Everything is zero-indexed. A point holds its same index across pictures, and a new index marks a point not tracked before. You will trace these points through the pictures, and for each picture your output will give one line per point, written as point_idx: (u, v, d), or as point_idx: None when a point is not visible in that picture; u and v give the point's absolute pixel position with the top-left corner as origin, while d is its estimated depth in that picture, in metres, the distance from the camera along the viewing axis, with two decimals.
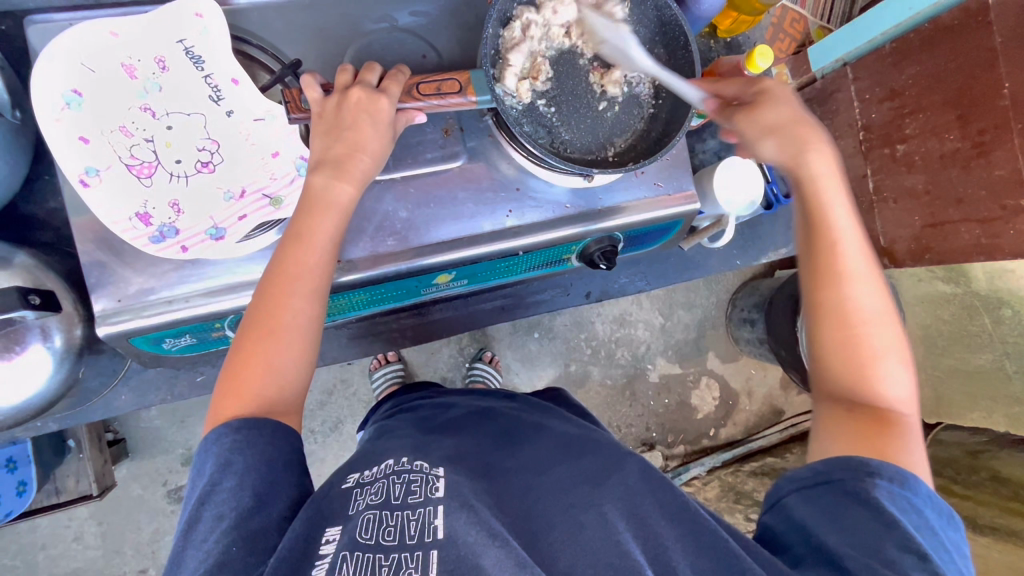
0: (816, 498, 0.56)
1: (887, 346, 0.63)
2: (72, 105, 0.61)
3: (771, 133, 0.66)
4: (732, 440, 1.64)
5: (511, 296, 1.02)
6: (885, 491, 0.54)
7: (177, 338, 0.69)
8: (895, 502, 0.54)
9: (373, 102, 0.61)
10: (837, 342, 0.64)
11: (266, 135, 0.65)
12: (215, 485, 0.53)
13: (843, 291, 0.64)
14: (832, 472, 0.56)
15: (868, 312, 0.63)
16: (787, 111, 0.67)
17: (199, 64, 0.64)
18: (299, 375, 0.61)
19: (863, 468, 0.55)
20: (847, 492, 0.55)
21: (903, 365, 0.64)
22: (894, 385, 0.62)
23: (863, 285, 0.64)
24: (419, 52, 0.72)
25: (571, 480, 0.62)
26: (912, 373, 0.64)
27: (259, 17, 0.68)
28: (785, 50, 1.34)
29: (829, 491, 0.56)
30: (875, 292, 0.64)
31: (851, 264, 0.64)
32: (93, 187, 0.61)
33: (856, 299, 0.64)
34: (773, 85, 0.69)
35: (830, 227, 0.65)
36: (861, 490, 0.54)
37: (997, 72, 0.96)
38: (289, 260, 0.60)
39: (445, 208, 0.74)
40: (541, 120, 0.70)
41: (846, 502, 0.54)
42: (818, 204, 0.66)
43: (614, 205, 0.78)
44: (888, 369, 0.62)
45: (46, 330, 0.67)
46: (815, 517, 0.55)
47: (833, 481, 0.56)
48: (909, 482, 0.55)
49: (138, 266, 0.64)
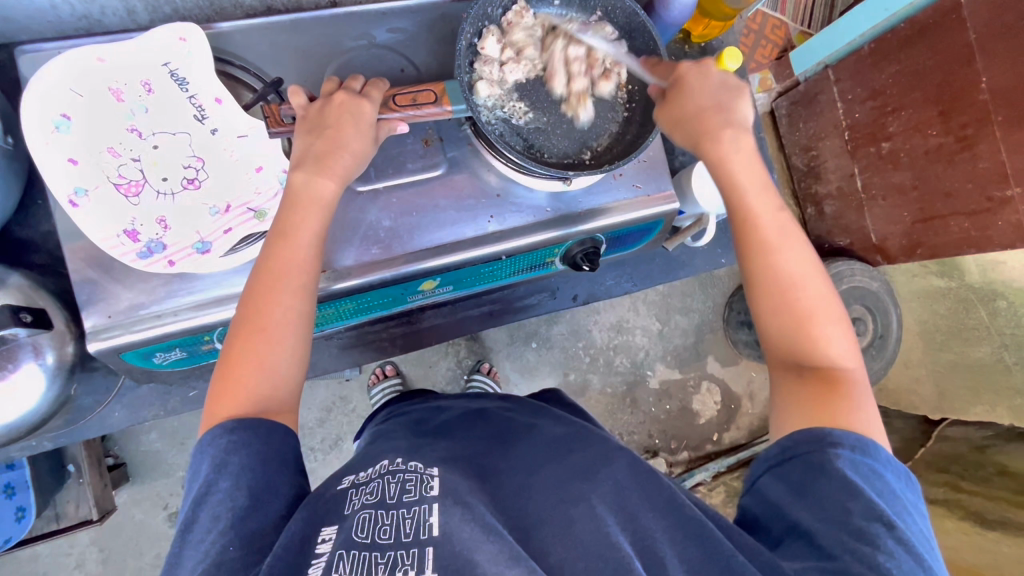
0: (788, 475, 0.57)
1: (820, 306, 0.64)
2: (62, 129, 0.63)
3: (680, 121, 0.69)
4: (737, 443, 1.63)
5: (499, 301, 1.02)
6: (850, 463, 0.55)
7: (168, 352, 0.70)
8: (858, 470, 0.54)
9: (356, 105, 0.64)
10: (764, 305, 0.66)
11: (250, 152, 0.67)
12: (211, 485, 0.54)
13: (772, 261, 0.65)
14: (798, 446, 0.57)
15: (796, 277, 0.65)
16: (697, 97, 0.68)
17: (183, 86, 0.66)
18: (292, 371, 0.62)
19: (827, 443, 0.56)
20: (812, 465, 0.55)
21: (841, 322, 0.65)
22: (835, 345, 0.63)
23: (786, 248, 0.66)
24: (398, 66, 0.75)
25: (561, 476, 0.62)
26: (850, 325, 0.65)
27: (242, 40, 0.71)
28: (768, 56, 1.44)
29: (795, 465, 0.56)
30: (800, 254, 0.66)
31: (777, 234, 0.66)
32: (82, 207, 0.63)
33: (784, 270, 0.65)
34: (688, 70, 0.69)
35: (750, 209, 0.67)
36: (826, 461, 0.55)
37: (973, 68, 0.99)
38: (278, 255, 0.62)
39: (428, 216, 0.76)
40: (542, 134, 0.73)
41: (813, 471, 0.55)
42: (727, 167, 0.68)
43: (596, 208, 0.80)
44: (829, 331, 0.63)
45: (38, 348, 0.68)
46: (790, 494, 0.56)
47: (800, 456, 0.56)
48: (870, 449, 0.56)
49: (128, 282, 0.65)
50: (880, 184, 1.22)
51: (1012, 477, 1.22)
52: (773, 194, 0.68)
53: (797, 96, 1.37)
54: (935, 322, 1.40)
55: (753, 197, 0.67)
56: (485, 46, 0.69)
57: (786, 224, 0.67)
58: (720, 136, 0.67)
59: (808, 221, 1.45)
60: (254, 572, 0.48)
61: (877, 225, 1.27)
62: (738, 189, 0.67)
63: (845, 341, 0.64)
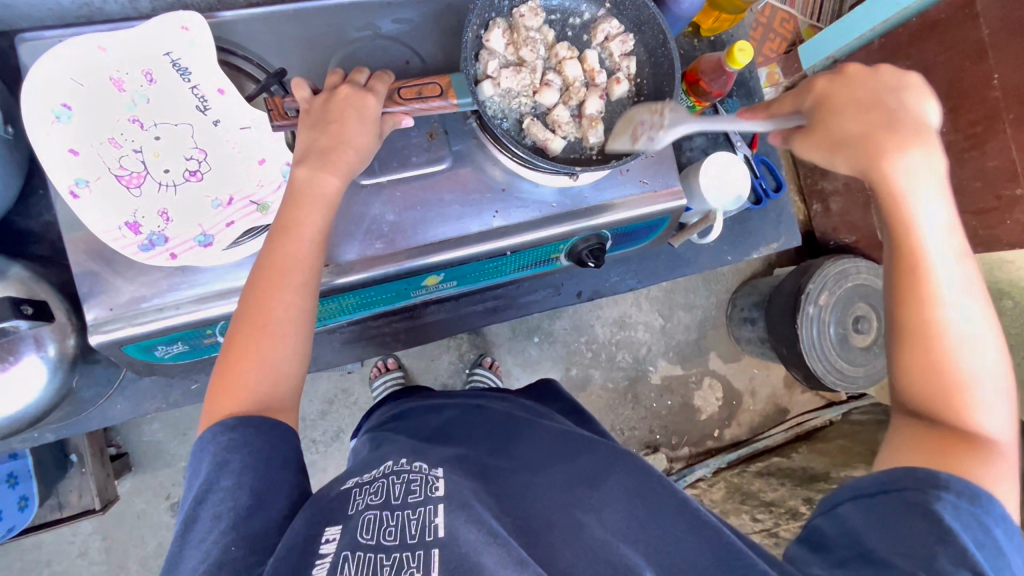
0: (880, 506, 0.52)
1: (979, 373, 0.55)
2: (63, 119, 0.62)
3: (841, 144, 0.60)
4: (737, 440, 1.63)
5: (502, 297, 1.02)
6: (950, 506, 0.50)
7: (170, 345, 0.69)
8: (959, 518, 0.50)
9: (360, 98, 0.63)
10: (906, 359, 0.57)
11: (253, 143, 0.66)
12: (213, 484, 0.53)
13: (931, 308, 0.56)
14: (899, 481, 0.52)
15: (957, 332, 0.55)
16: (855, 121, 0.59)
17: (186, 75, 0.65)
18: (293, 368, 0.61)
19: (928, 479, 0.51)
20: (906, 502, 0.51)
21: (1000, 392, 0.56)
22: (990, 413, 0.55)
23: (955, 297, 0.56)
24: (403, 58, 0.74)
25: (565, 479, 0.62)
26: (1011, 397, 0.56)
27: (245, 29, 0.70)
28: (776, 50, 1.42)
29: (889, 500, 0.52)
30: (965, 313, 0.56)
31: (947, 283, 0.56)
32: (83, 199, 0.62)
33: (942, 319, 0.56)
34: (831, 86, 0.62)
35: (917, 247, 0.57)
36: (922, 500, 0.51)
37: (985, 64, 0.97)
38: (281, 253, 0.61)
39: (433, 211, 0.75)
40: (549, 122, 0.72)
41: (907, 509, 0.51)
42: (901, 204, 0.57)
43: (601, 204, 0.79)
44: (983, 399, 0.55)
45: (39, 340, 0.68)
46: (869, 523, 0.52)
47: (898, 490, 0.52)
48: (983, 501, 0.51)
49: (129, 274, 0.64)
50: None
51: None
52: (952, 232, 0.57)
53: None
54: None
55: (928, 233, 0.57)
56: (490, 38, 0.68)
57: (962, 272, 0.56)
58: (895, 162, 0.57)
59: (814, 219, 1.44)
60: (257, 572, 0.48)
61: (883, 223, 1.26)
62: (907, 225, 0.57)
63: (1001, 412, 0.55)
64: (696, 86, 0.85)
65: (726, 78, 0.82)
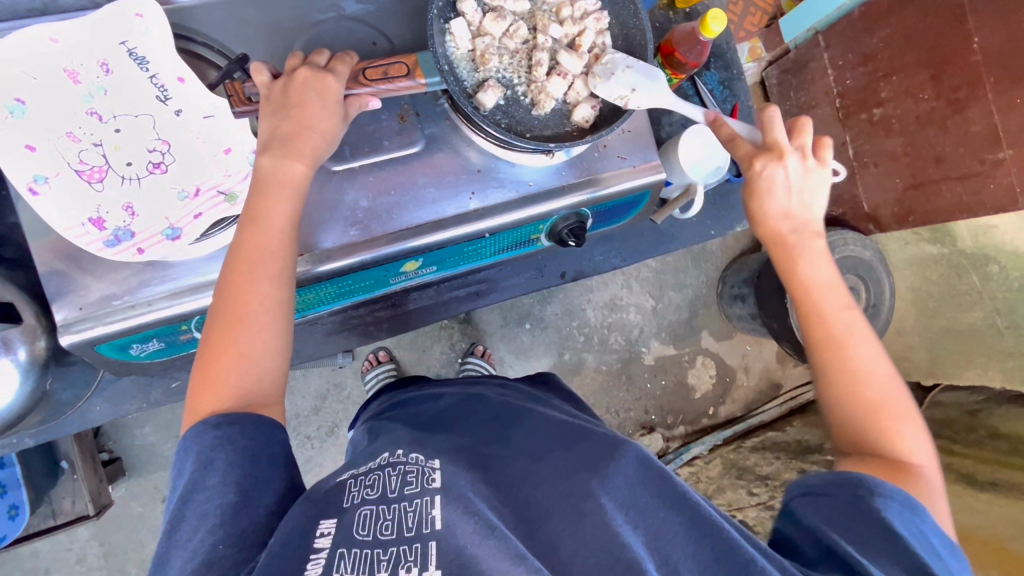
0: (828, 506, 0.56)
1: (889, 403, 0.63)
2: (17, 114, 0.60)
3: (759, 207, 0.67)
4: (732, 416, 1.64)
5: (485, 281, 1.01)
6: (895, 511, 0.54)
7: (145, 343, 0.68)
8: (904, 524, 0.54)
9: (320, 80, 0.62)
10: (828, 391, 0.65)
11: (218, 132, 0.64)
12: (197, 483, 0.53)
13: (837, 352, 0.65)
14: (841, 486, 0.56)
15: (862, 368, 0.64)
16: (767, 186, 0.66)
17: (143, 65, 0.63)
18: (274, 362, 0.60)
19: (870, 487, 0.55)
20: (854, 507, 0.55)
21: (909, 420, 0.62)
22: (905, 438, 0.61)
23: (855, 343, 0.65)
24: (368, 39, 0.72)
25: (568, 468, 0.61)
26: (919, 423, 0.63)
27: (204, 15, 0.68)
28: (757, 24, 1.41)
29: (836, 502, 0.56)
30: (871, 353, 0.65)
31: (847, 330, 0.65)
32: (43, 195, 0.60)
33: (853, 359, 0.64)
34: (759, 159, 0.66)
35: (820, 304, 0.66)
36: (872, 506, 0.54)
37: (965, 28, 0.96)
38: (251, 243, 0.60)
39: (408, 194, 0.73)
40: (515, 92, 0.72)
41: (855, 513, 0.55)
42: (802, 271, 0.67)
43: (583, 180, 0.78)
44: (897, 426, 0.62)
45: (9, 344, 0.67)
46: (825, 520, 0.56)
47: (842, 492, 0.56)
48: (922, 511, 0.55)
49: (98, 273, 0.63)
50: (872, 151, 1.21)
51: (1002, 438, 1.19)
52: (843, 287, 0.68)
53: (789, 64, 1.36)
54: (927, 289, 1.40)
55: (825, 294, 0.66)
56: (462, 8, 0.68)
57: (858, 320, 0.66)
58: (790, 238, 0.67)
59: None
60: (247, 568, 0.48)
61: (869, 193, 1.26)
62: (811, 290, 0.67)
63: (916, 439, 0.62)
64: (671, 59, 0.84)
65: (701, 48, 0.81)
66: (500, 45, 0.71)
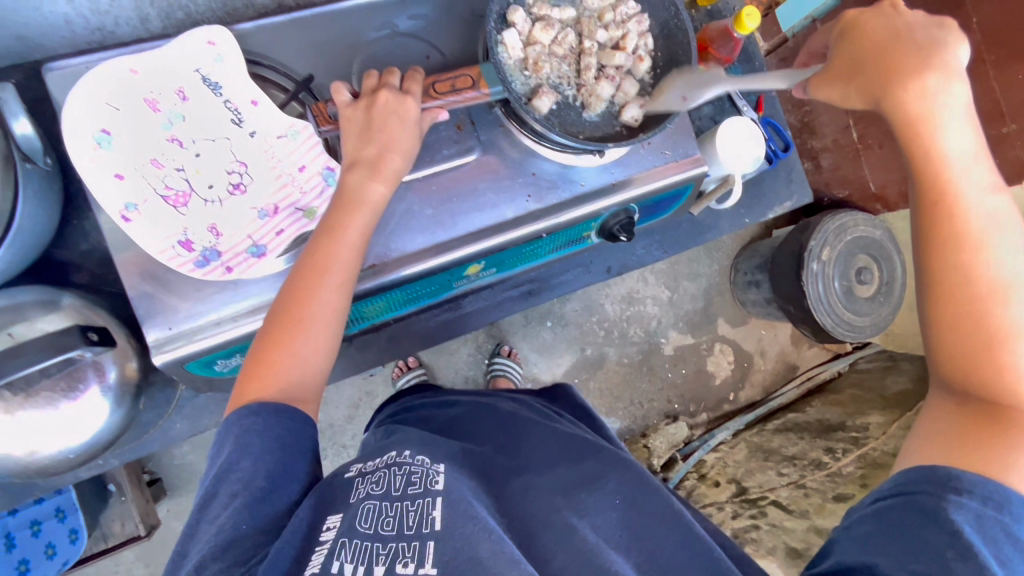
0: (896, 513, 0.53)
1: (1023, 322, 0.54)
2: (104, 144, 0.63)
3: (855, 68, 0.59)
4: (753, 401, 1.68)
5: (535, 281, 1.05)
6: (967, 512, 0.50)
7: (228, 358, 0.71)
8: (981, 528, 0.50)
9: (401, 103, 0.64)
10: (937, 303, 0.57)
11: (292, 152, 0.67)
12: (233, 464, 0.55)
13: (962, 254, 0.55)
14: (917, 485, 0.53)
15: (992, 277, 0.55)
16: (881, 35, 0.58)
17: (217, 91, 0.66)
18: (322, 357, 0.63)
19: (949, 485, 0.52)
20: (923, 510, 0.51)
21: None
22: None
23: (990, 245, 0.55)
24: (423, 53, 0.74)
25: (562, 483, 0.65)
26: None
27: (265, 41, 0.71)
28: None
29: (904, 508, 0.53)
30: (1011, 255, 0.55)
31: (983, 226, 0.55)
32: (134, 221, 0.63)
33: (984, 265, 0.55)
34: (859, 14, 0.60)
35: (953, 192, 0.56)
36: (940, 508, 0.51)
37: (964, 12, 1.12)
38: (323, 254, 0.62)
39: (468, 201, 0.76)
40: (567, 98, 0.75)
41: (919, 518, 0.51)
42: (932, 147, 0.56)
43: (624, 178, 0.80)
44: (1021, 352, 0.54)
45: (102, 368, 0.73)
46: (886, 530, 0.53)
47: (913, 495, 0.53)
48: (1010, 508, 0.50)
49: (184, 293, 0.65)
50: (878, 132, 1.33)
51: None
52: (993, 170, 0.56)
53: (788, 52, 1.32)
54: None
55: (963, 180, 0.56)
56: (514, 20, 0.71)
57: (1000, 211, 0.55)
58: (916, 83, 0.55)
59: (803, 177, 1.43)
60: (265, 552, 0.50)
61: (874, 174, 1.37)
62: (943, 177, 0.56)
63: None
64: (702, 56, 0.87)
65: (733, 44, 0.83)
66: (550, 52, 0.73)
